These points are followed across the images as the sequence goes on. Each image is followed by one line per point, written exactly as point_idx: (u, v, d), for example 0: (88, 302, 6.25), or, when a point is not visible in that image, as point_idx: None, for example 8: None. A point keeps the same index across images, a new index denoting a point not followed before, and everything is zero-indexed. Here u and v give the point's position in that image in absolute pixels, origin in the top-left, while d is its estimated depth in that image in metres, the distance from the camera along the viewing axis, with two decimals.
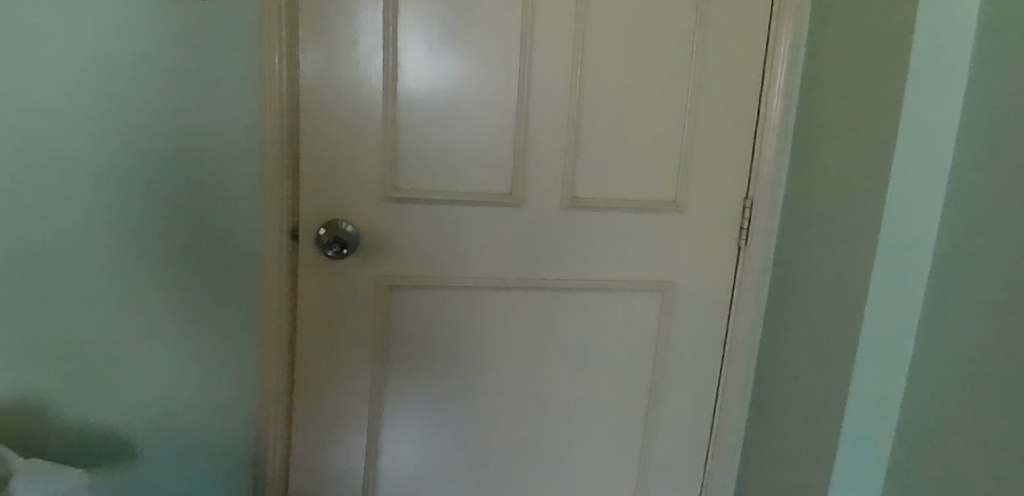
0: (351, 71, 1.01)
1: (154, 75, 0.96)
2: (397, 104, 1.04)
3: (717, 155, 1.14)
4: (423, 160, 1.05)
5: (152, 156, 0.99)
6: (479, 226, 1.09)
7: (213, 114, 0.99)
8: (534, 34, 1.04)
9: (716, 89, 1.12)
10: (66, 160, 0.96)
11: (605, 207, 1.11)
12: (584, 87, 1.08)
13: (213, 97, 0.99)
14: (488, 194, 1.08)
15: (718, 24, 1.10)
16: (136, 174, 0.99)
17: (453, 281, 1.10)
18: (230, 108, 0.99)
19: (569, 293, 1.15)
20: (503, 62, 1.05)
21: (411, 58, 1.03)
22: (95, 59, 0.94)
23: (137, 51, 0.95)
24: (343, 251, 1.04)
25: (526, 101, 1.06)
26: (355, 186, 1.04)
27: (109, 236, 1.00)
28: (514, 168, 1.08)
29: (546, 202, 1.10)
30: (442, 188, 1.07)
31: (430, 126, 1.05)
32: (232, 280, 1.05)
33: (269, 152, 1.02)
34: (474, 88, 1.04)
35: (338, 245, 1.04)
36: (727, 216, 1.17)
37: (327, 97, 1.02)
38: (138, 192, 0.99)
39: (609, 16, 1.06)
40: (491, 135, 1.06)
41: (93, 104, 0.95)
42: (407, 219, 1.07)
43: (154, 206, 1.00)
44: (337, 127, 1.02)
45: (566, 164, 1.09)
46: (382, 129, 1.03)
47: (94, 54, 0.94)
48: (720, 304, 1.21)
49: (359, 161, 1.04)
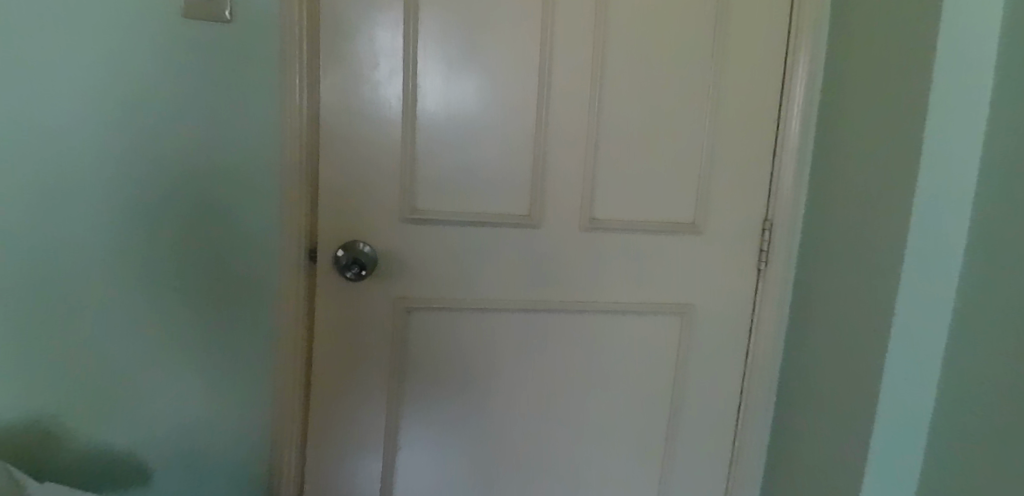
0: (370, 90, 1.01)
1: (176, 97, 0.97)
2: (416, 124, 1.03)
3: (737, 176, 1.13)
4: (441, 182, 1.05)
5: (171, 176, 0.99)
6: (497, 248, 1.08)
7: (233, 135, 0.99)
8: (552, 57, 1.05)
9: (735, 110, 1.11)
10: (84, 179, 0.96)
11: (623, 229, 1.11)
12: (603, 107, 1.07)
13: (234, 119, 0.99)
14: (508, 215, 1.07)
15: (737, 45, 1.10)
16: (154, 193, 0.99)
17: (471, 302, 1.09)
18: (250, 128, 1.00)
19: (587, 315, 1.14)
20: (522, 83, 1.05)
21: (430, 78, 1.03)
22: (118, 80, 0.95)
23: (159, 73, 0.96)
24: (362, 272, 1.04)
25: (545, 122, 1.06)
26: (374, 208, 1.04)
27: (127, 255, 1.00)
28: (533, 188, 1.07)
29: (565, 223, 1.09)
30: (459, 207, 1.06)
31: (448, 146, 1.04)
32: (248, 301, 1.04)
33: (289, 170, 1.02)
34: (492, 109, 1.04)
35: (356, 266, 1.03)
36: (746, 237, 1.16)
37: (345, 119, 1.01)
38: (155, 212, 0.99)
39: (627, 36, 1.06)
40: (510, 157, 1.06)
41: (114, 124, 0.96)
42: (425, 241, 1.06)
43: (173, 226, 1.00)
44: (356, 150, 1.02)
45: (584, 185, 1.08)
46: (400, 148, 1.03)
47: (117, 76, 0.95)
48: (740, 326, 1.19)
49: (377, 183, 1.03)
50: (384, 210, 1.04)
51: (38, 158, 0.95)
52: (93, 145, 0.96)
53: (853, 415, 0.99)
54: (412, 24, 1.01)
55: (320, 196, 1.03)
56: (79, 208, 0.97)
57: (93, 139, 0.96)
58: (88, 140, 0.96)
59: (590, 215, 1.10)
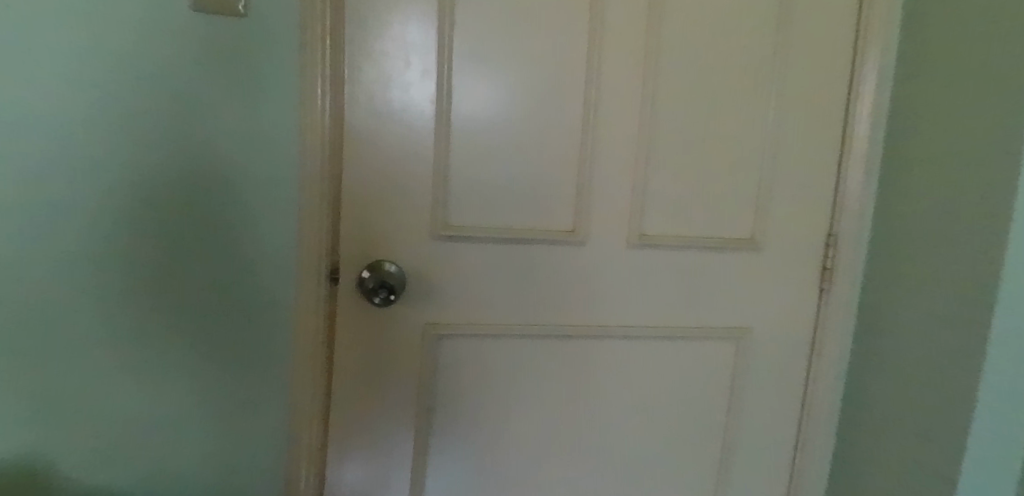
0: (400, 94, 0.91)
1: (183, 95, 0.85)
2: (451, 131, 0.93)
3: (799, 187, 1.03)
4: (477, 195, 0.95)
5: (176, 182, 0.87)
6: (536, 267, 0.98)
7: (248, 137, 0.87)
8: (601, 58, 0.94)
9: (798, 116, 1.01)
10: (78, 187, 0.84)
11: (676, 246, 1.00)
12: (657, 112, 0.97)
13: (249, 119, 0.87)
14: (551, 232, 0.97)
15: (802, 44, 0.99)
16: (156, 202, 0.87)
17: (508, 328, 0.99)
18: (267, 131, 0.88)
19: (634, 341, 1.03)
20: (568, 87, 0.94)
21: (466, 80, 0.92)
22: (116, 76, 0.83)
23: (162, 69, 0.84)
24: (391, 297, 0.93)
25: (592, 129, 0.95)
26: (401, 225, 0.94)
27: (125, 279, 0.88)
28: (578, 202, 0.97)
29: (612, 241, 0.99)
30: (497, 223, 0.96)
31: (485, 155, 0.94)
32: (264, 323, 0.93)
33: (309, 187, 0.90)
34: (533, 115, 0.94)
35: (384, 290, 0.93)
36: (808, 255, 1.05)
37: (373, 128, 0.91)
38: (157, 223, 0.87)
39: (684, 35, 0.96)
40: (552, 167, 0.95)
41: (112, 126, 0.84)
42: (458, 261, 0.96)
43: (179, 238, 0.88)
44: (384, 160, 0.92)
45: (634, 198, 0.98)
46: (433, 158, 0.93)
47: (115, 72, 0.83)
48: (800, 352, 1.08)
49: (406, 196, 0.93)
50: (413, 226, 0.94)
51: (24, 170, 0.83)
52: (86, 154, 0.84)
53: (929, 454, 0.90)
54: (447, 20, 0.90)
55: (343, 212, 0.92)
56: (69, 227, 0.85)
57: (88, 142, 0.83)
58: (80, 150, 0.83)
59: (640, 232, 0.99)
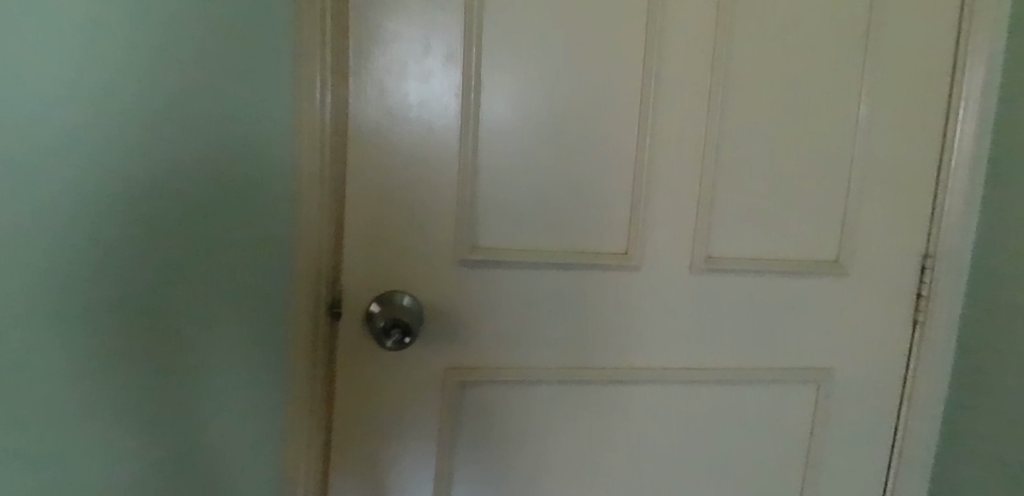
0: (417, 87, 0.74)
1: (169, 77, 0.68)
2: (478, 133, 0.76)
3: (892, 199, 0.86)
4: (511, 211, 0.78)
5: (163, 179, 0.69)
6: (581, 298, 0.81)
7: (251, 127, 0.70)
8: (661, 43, 0.78)
9: (892, 114, 0.84)
10: (44, 184, 0.67)
11: (747, 271, 0.83)
12: (726, 109, 0.80)
13: (250, 107, 0.70)
14: (598, 254, 0.80)
15: (897, 28, 0.83)
16: (138, 203, 0.69)
17: (544, 371, 0.81)
18: (269, 124, 0.71)
19: (695, 385, 0.85)
20: (619, 78, 0.78)
21: (498, 70, 0.75)
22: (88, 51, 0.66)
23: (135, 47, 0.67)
24: (405, 339, 0.75)
25: (649, 129, 0.79)
26: (418, 247, 0.77)
27: (84, 304, 0.69)
28: (631, 217, 0.80)
29: (671, 265, 0.82)
30: (533, 243, 0.78)
31: (520, 160, 0.77)
32: (262, 357, 0.75)
33: (305, 199, 0.72)
34: (580, 112, 0.77)
35: (398, 330, 0.75)
36: (900, 280, 0.88)
37: (385, 129, 0.74)
38: (137, 229, 0.69)
39: (759, 15, 0.80)
40: (602, 175, 0.79)
41: (84, 112, 0.66)
42: (486, 290, 0.79)
43: (163, 248, 0.70)
44: (398, 168, 0.75)
45: (696, 213, 0.81)
46: (457, 165, 0.76)
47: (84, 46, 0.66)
48: (889, 395, 0.91)
49: (424, 212, 0.76)
50: (432, 247, 0.77)
51: None
52: (55, 141, 0.66)
53: None
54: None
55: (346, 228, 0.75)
56: (10, 234, 0.67)
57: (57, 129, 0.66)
58: (16, 145, 0.66)
59: (704, 254, 0.82)
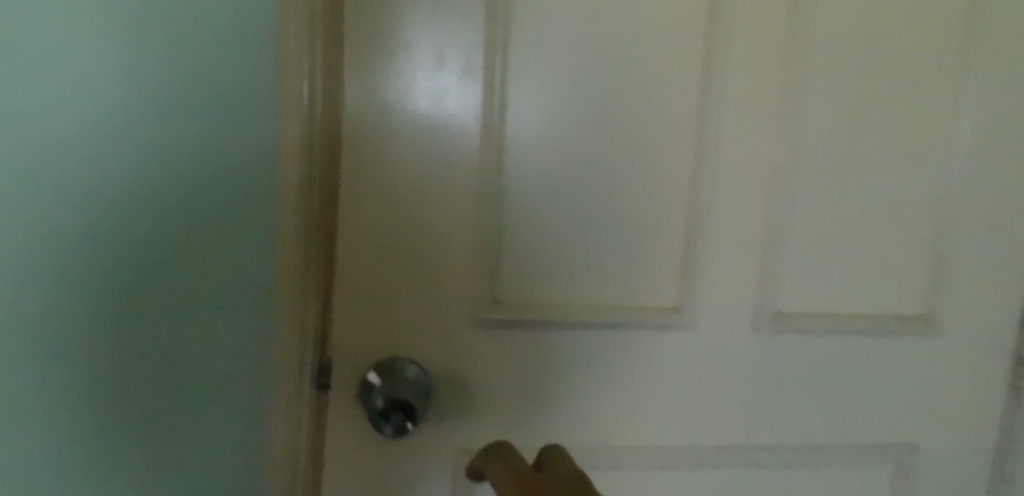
0: (428, 99, 0.58)
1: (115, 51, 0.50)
2: (502, 157, 0.59)
3: (992, 243, 0.71)
4: (545, 255, 0.61)
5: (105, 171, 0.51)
6: (625, 363, 0.64)
7: (223, 107, 0.52)
8: (726, 48, 0.62)
9: (998, 140, 0.69)
10: None
11: (820, 329, 0.68)
12: (801, 134, 0.65)
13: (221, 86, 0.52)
14: (647, 309, 0.63)
15: (1006, 37, 0.68)
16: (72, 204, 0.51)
17: (581, 457, 0.64)
18: (247, 107, 0.53)
19: (761, 468, 0.69)
20: (676, 93, 0.62)
21: (528, 79, 0.59)
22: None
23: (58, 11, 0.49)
24: (407, 425, 0.57)
25: (710, 157, 0.63)
26: (425, 299, 0.59)
27: (30, 350, 0.52)
28: (686, 264, 0.64)
29: (731, 322, 0.66)
30: (569, 297, 0.62)
31: (554, 192, 0.60)
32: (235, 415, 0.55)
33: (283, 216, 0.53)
34: (629, 132, 0.61)
35: (399, 412, 0.57)
36: (996, 339, 0.73)
37: (383, 147, 0.57)
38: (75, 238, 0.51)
39: (845, 21, 0.64)
40: (653, 211, 0.62)
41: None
42: (509, 355, 0.61)
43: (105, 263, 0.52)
44: (400, 199, 0.58)
45: (762, 259, 0.66)
46: (475, 197, 0.59)
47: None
48: (979, 477, 0.75)
49: (434, 255, 0.59)
50: (441, 300, 0.59)
51: None
52: None
53: None
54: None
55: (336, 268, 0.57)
56: None
57: None
58: None
59: (772, 309, 0.67)
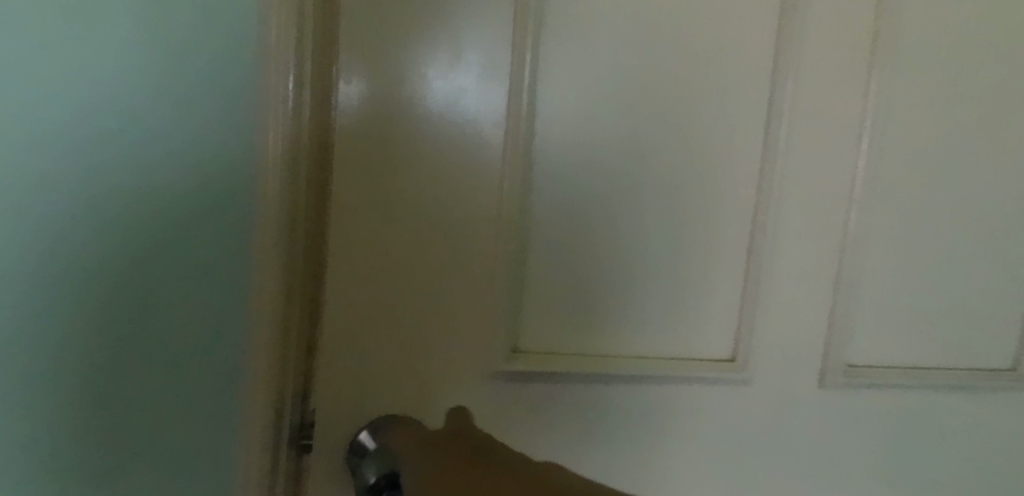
0: (443, 105, 0.47)
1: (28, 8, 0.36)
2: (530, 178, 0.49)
3: None
4: (576, 295, 0.51)
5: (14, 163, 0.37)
6: (664, 425, 0.54)
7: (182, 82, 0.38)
8: (796, 53, 0.52)
9: None
10: None
11: (895, 388, 0.58)
12: (881, 155, 0.54)
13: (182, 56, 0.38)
14: (694, 363, 0.53)
15: None
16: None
17: None
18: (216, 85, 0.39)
19: None
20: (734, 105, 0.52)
21: (562, 83, 0.49)
22: None
23: None
24: None
25: (775, 182, 0.53)
26: (433, 346, 0.49)
27: None
28: (743, 309, 0.53)
29: (790, 378, 0.55)
30: (605, 348, 0.51)
31: (587, 220, 0.50)
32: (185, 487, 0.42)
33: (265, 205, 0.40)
34: (677, 151, 0.51)
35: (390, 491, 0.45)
36: None
37: (385, 160, 0.46)
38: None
39: (938, 24, 0.54)
40: (701, 245, 0.53)
41: None
42: (529, 413, 0.51)
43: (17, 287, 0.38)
44: (405, 225, 0.48)
45: (832, 306, 0.55)
46: (494, 225, 0.49)
47: None
48: None
49: (444, 292, 0.49)
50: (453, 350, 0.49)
51: None
52: None
53: None
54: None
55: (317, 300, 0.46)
56: None
57: None
58: None
59: (843, 364, 0.56)
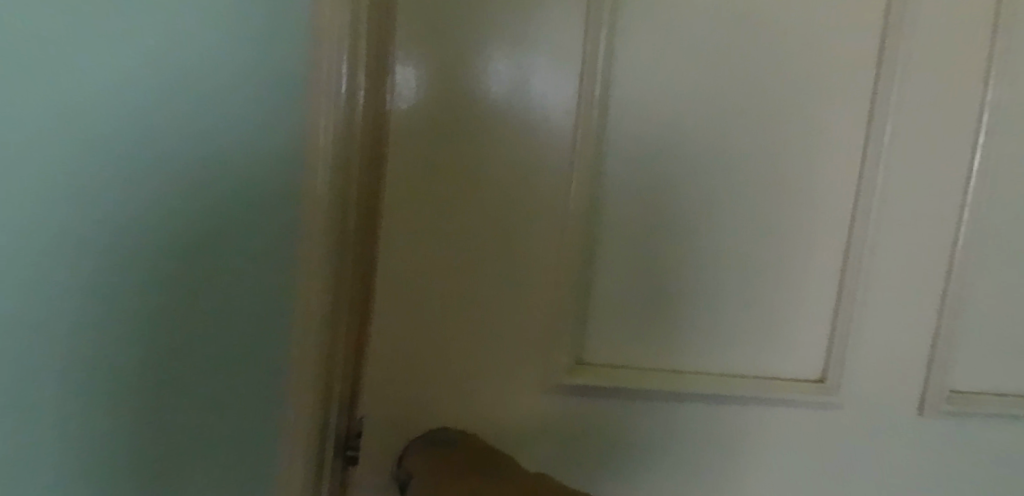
0: (507, 90, 0.43)
1: None
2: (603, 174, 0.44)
3: None
4: (647, 302, 0.46)
5: None
6: (738, 450, 0.48)
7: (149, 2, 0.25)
8: (906, 38, 0.46)
9: None
10: None
11: (1003, 419, 0.51)
12: (998, 155, 0.48)
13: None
14: (781, 382, 0.48)
15: None
16: None
17: None
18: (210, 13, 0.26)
19: None
20: (833, 98, 0.46)
21: (636, 70, 0.44)
22: None
23: None
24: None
25: (876, 185, 0.46)
26: (488, 352, 0.45)
27: None
28: (834, 325, 0.48)
29: (884, 405, 0.49)
30: (675, 362, 0.47)
31: (661, 221, 0.45)
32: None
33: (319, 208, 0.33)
34: (764, 147, 0.46)
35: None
36: None
37: (443, 149, 0.43)
38: None
39: None
40: (787, 253, 0.47)
41: None
42: (590, 429, 0.47)
43: None
44: (462, 220, 0.44)
45: (935, 324, 0.49)
46: (558, 223, 0.44)
47: None
48: None
49: (502, 296, 0.45)
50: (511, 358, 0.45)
51: None
52: None
53: None
54: None
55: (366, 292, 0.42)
56: None
57: None
58: None
59: (947, 389, 0.49)
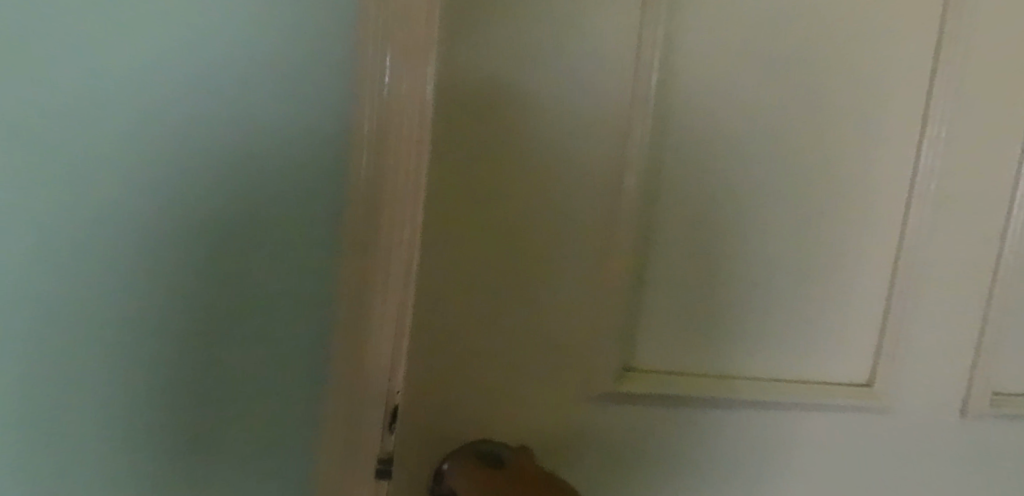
0: (557, 72, 0.40)
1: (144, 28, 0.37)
2: (656, 173, 0.42)
3: None
4: (700, 302, 0.44)
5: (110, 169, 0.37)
6: (786, 456, 0.47)
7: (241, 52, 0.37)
8: (964, 31, 0.44)
9: None
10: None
11: None
12: None
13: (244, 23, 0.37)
14: (832, 386, 0.46)
15: None
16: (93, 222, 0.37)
17: None
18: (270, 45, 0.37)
19: None
20: (891, 95, 0.44)
21: (690, 64, 0.41)
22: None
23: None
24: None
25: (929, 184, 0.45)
26: (531, 353, 0.42)
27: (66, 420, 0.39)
28: (884, 329, 0.46)
29: (936, 409, 0.48)
30: (721, 368, 0.45)
31: (715, 218, 0.43)
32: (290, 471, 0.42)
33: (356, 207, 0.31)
34: (821, 143, 0.44)
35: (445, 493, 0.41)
36: None
37: (485, 133, 0.39)
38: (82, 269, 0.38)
39: None
40: (842, 254, 0.45)
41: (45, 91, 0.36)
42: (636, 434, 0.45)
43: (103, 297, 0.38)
44: (507, 209, 0.41)
45: (983, 327, 0.48)
46: (610, 219, 0.42)
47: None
48: None
49: (547, 293, 0.42)
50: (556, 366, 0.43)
51: None
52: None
53: None
54: None
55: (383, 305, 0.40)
56: None
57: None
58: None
59: (990, 391, 0.49)
